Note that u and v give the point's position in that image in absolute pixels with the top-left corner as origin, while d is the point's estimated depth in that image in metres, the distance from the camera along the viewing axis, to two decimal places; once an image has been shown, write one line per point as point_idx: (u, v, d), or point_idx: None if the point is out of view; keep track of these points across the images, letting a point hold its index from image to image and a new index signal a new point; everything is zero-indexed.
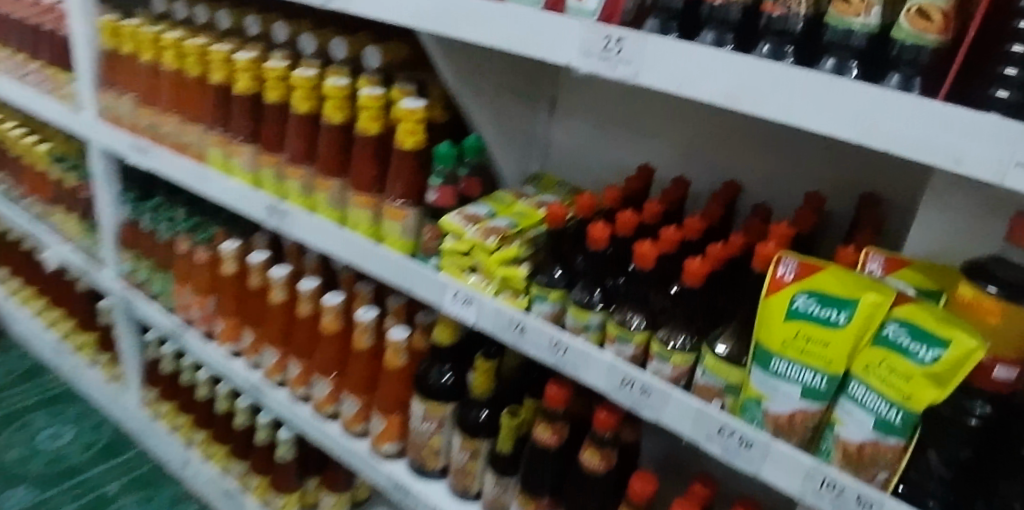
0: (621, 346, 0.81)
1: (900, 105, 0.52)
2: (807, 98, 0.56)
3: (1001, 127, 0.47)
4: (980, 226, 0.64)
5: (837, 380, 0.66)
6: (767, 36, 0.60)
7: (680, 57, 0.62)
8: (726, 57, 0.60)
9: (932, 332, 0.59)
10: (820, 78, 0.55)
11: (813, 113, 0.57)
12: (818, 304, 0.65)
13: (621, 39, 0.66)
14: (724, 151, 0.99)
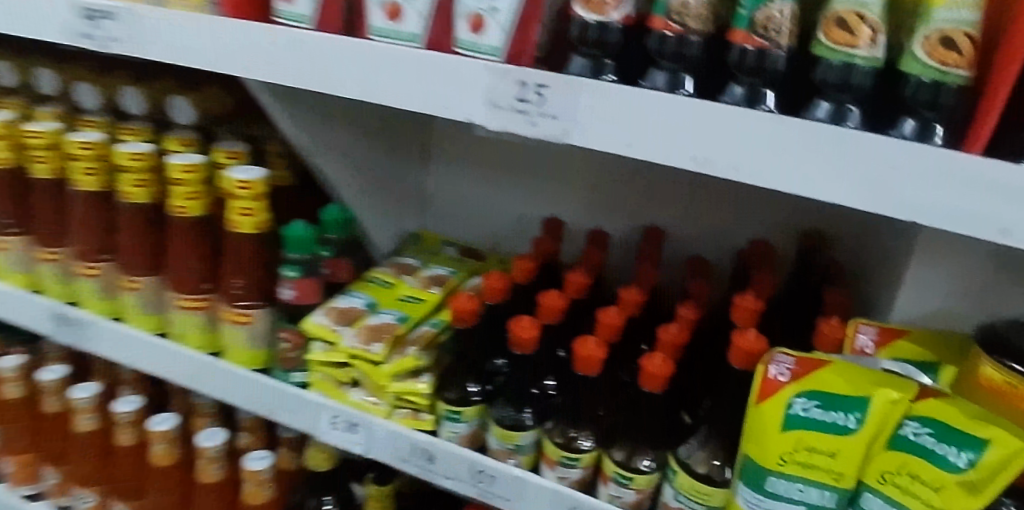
0: (565, 471, 0.63)
1: (924, 162, 0.39)
2: (803, 159, 0.43)
3: None
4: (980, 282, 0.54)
5: (848, 496, 0.52)
6: (738, 75, 0.46)
7: (626, 106, 0.46)
8: (684, 108, 0.45)
9: (963, 431, 0.47)
10: (814, 131, 0.41)
11: (811, 173, 0.43)
12: (821, 406, 0.51)
13: (541, 86, 0.48)
14: (639, 199, 0.86)
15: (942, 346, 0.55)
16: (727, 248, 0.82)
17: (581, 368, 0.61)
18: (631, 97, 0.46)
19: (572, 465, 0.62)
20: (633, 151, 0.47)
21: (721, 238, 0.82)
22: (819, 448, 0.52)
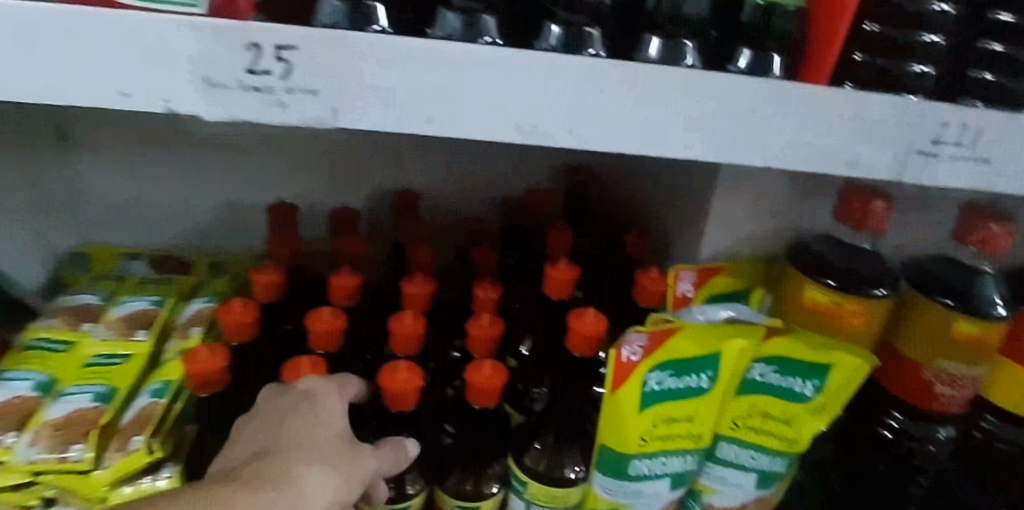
0: None
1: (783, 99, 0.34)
2: (651, 110, 0.34)
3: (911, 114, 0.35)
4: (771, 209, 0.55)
5: (705, 451, 0.51)
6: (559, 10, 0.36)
7: (414, 66, 0.30)
8: (494, 60, 0.31)
9: (810, 364, 0.47)
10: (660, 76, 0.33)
11: (658, 128, 0.34)
12: (675, 375, 0.47)
13: (283, 46, 0.29)
14: (381, 163, 0.69)
15: (744, 273, 0.56)
16: (488, 199, 0.73)
17: (394, 405, 0.44)
18: (438, 52, 0.30)
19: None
20: (437, 127, 0.32)
21: (480, 190, 0.72)
22: (678, 417, 0.48)
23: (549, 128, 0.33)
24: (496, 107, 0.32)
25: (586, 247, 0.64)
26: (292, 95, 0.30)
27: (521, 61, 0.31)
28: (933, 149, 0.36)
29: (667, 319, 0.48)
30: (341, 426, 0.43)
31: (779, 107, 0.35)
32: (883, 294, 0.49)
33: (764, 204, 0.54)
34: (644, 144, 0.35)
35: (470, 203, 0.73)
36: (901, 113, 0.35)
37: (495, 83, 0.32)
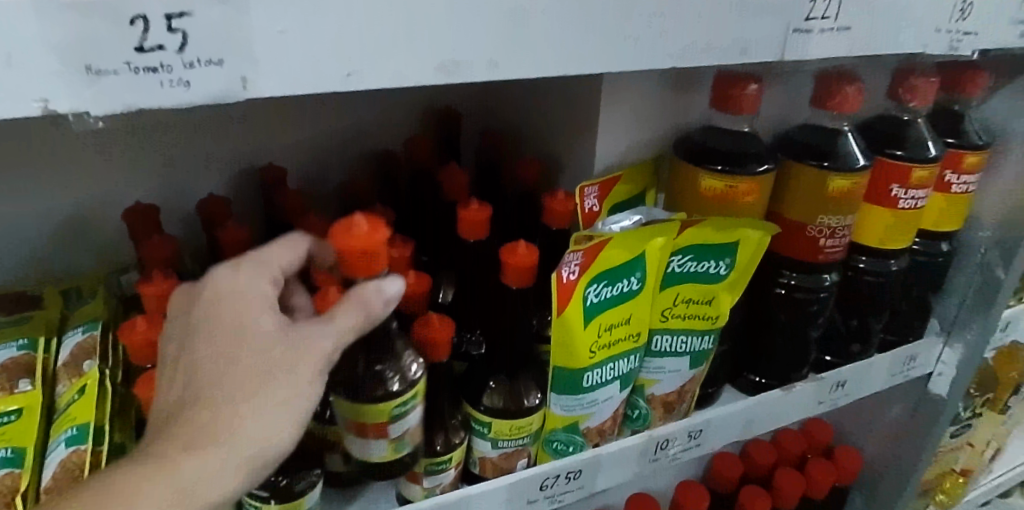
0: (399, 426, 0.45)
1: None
2: (572, 26, 0.36)
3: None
4: (650, 111, 0.58)
5: (644, 347, 0.54)
6: None
7: (331, 21, 0.29)
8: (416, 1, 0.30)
9: (719, 243, 0.52)
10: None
11: (580, 49, 0.37)
12: (608, 284, 0.49)
13: (183, 15, 0.25)
14: (234, 134, 0.60)
15: (638, 177, 0.59)
16: (360, 155, 0.67)
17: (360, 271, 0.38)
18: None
19: (407, 413, 0.45)
20: (358, 81, 0.31)
21: (351, 146, 0.66)
22: (618, 321, 0.51)
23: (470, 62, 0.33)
24: (426, 48, 0.32)
25: (481, 184, 0.62)
26: (193, 70, 0.26)
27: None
28: (806, 26, 0.46)
29: (590, 233, 0.49)
30: (264, 330, 0.35)
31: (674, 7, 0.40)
32: (767, 169, 0.54)
33: (648, 106, 0.57)
34: (565, 62, 0.37)
35: (342, 161, 0.66)
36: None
37: (421, 20, 0.31)
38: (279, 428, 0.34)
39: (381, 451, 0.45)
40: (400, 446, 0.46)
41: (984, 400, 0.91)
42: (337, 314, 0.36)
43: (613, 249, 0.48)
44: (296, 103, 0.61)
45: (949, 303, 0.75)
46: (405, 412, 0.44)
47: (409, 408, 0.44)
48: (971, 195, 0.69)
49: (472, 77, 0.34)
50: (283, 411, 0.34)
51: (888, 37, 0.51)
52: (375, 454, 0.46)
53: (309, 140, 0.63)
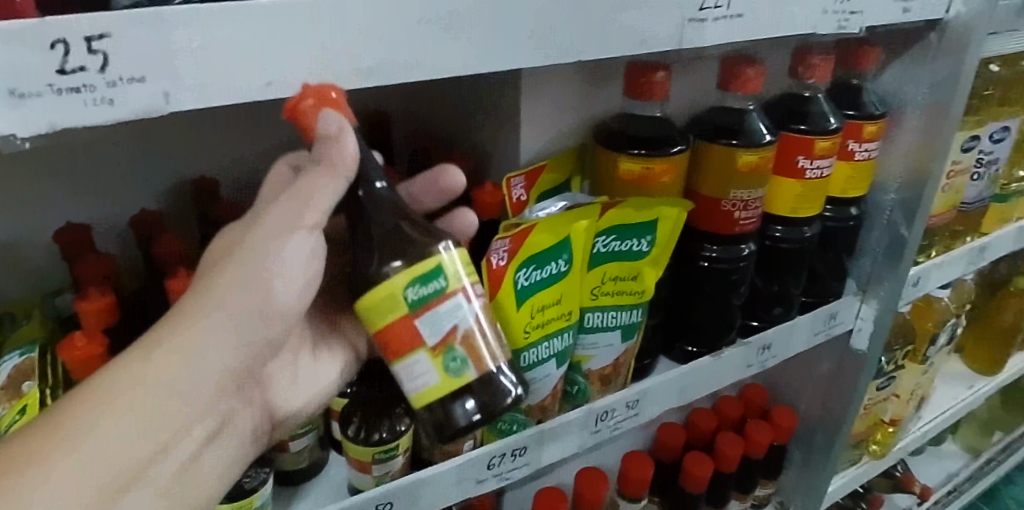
0: (445, 316, 0.39)
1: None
2: (476, 28, 0.39)
3: None
4: (566, 102, 0.61)
5: (576, 325, 0.58)
6: None
7: (248, 35, 0.31)
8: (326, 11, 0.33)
9: (639, 222, 0.56)
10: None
11: (484, 51, 0.40)
12: (536, 268, 0.52)
13: (104, 37, 0.26)
14: (163, 147, 0.60)
15: (562, 165, 0.62)
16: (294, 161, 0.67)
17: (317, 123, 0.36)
18: (272, 14, 0.31)
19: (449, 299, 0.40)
20: (279, 89, 0.33)
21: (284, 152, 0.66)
22: (549, 301, 0.54)
23: (383, 68, 0.36)
24: (341, 54, 0.34)
25: None
26: (117, 88, 0.28)
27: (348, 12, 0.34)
28: (700, 15, 0.49)
29: (516, 220, 0.52)
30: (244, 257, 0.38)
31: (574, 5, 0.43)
32: (680, 150, 0.58)
33: (565, 98, 0.60)
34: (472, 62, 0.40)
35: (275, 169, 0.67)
36: None
37: (332, 30, 0.33)
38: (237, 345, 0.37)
39: (431, 367, 0.40)
40: (450, 358, 0.40)
41: (905, 352, 0.98)
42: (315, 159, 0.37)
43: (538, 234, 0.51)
44: (223, 113, 0.61)
45: (863, 264, 0.81)
46: (432, 296, 0.39)
47: (434, 291, 0.39)
48: (874, 161, 0.74)
49: (387, 80, 0.37)
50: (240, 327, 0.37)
51: (777, 19, 0.54)
52: (429, 377, 0.40)
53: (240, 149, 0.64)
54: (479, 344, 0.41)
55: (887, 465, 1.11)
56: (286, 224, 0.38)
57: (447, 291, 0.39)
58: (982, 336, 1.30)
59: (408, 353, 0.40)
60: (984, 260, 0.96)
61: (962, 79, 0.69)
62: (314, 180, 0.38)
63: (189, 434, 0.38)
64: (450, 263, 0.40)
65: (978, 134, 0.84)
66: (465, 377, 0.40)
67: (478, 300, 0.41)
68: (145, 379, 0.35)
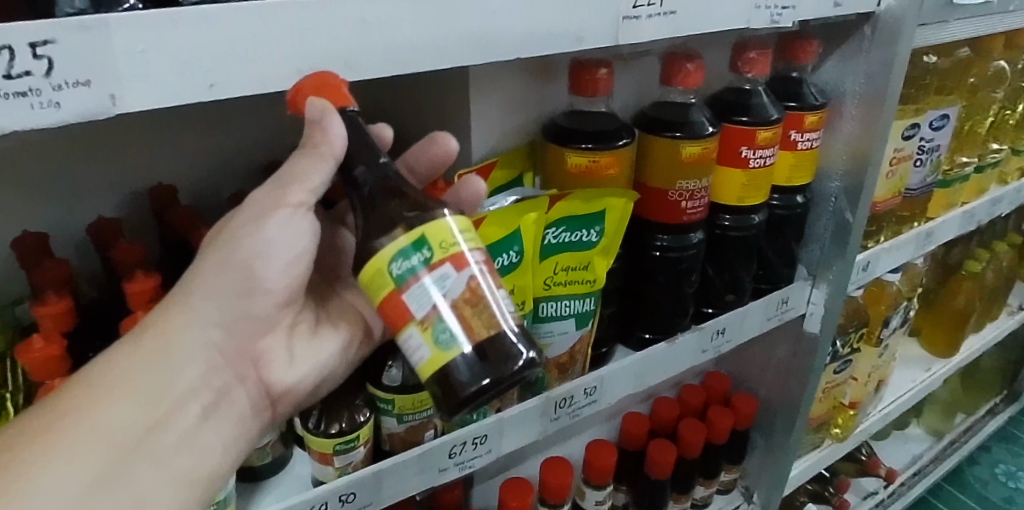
0: (434, 286, 0.38)
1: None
2: (411, 26, 0.41)
3: None
4: (513, 100, 0.63)
5: (531, 315, 0.60)
6: None
7: (191, 37, 0.32)
8: (266, 14, 0.34)
9: (587, 213, 0.58)
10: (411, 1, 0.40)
11: (421, 50, 0.42)
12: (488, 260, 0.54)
13: (50, 42, 0.28)
14: (120, 155, 0.60)
15: (513, 161, 0.64)
16: (251, 167, 0.68)
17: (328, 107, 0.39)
18: (215, 17, 0.32)
19: (436, 272, 0.38)
20: (222, 91, 0.34)
21: (240, 157, 0.67)
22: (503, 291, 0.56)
23: (325, 67, 0.37)
24: (281, 54, 0.36)
25: None
26: (62, 91, 0.29)
27: (292, 14, 0.35)
28: (634, 13, 0.52)
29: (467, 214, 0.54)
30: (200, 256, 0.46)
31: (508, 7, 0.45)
32: (625, 143, 0.60)
33: (512, 96, 0.63)
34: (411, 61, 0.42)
35: (232, 174, 0.67)
36: None
37: (273, 32, 0.35)
38: (196, 326, 0.45)
39: (422, 341, 0.39)
40: (439, 331, 0.38)
41: (860, 335, 1.01)
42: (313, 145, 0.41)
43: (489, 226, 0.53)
44: (176, 120, 0.62)
45: (812, 249, 0.84)
46: (414, 270, 0.38)
47: (420, 263, 0.38)
48: (816, 150, 0.78)
49: (328, 80, 0.38)
50: (200, 310, 0.45)
51: (710, 15, 0.57)
52: (422, 352, 0.39)
53: (196, 155, 0.64)
54: (470, 313, 0.39)
55: (849, 447, 1.14)
56: (257, 212, 0.44)
57: (433, 262, 0.39)
58: (937, 319, 1.34)
59: (402, 327, 0.39)
60: (931, 243, 1.00)
61: (896, 69, 0.72)
62: (303, 165, 0.42)
63: (184, 405, 0.44)
64: (435, 234, 0.39)
65: (917, 121, 0.88)
66: (457, 350, 0.38)
67: (472, 269, 0.39)
68: (127, 360, 0.42)
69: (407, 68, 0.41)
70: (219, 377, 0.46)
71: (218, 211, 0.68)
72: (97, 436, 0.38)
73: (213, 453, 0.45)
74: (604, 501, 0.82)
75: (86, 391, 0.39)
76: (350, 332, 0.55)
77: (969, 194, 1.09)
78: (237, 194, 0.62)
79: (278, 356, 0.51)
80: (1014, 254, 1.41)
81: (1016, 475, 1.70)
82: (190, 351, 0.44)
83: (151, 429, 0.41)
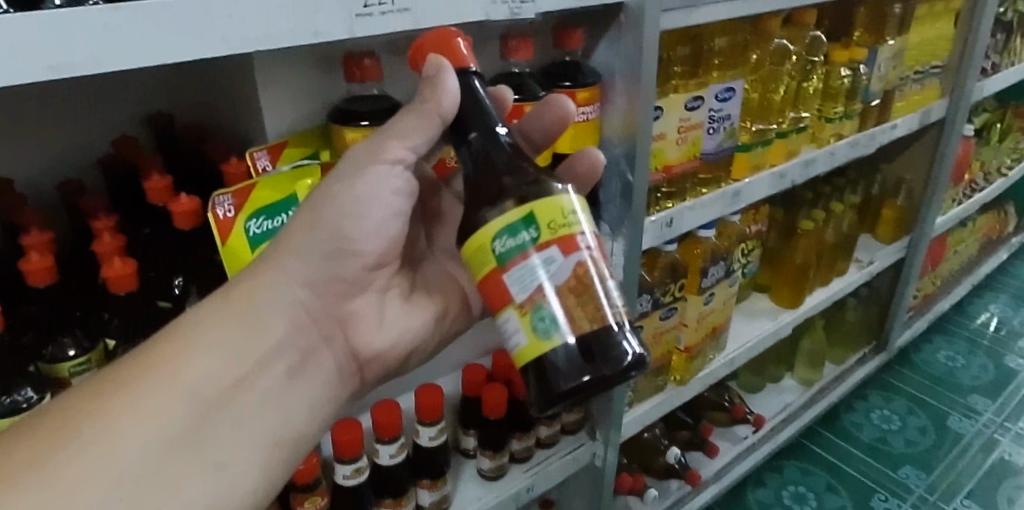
0: (543, 269, 0.52)
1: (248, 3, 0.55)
2: (147, 28, 0.50)
3: None
4: (300, 90, 0.75)
5: None
6: None
7: None
8: (10, 25, 0.44)
9: None
10: (151, 9, 0.50)
11: (168, 49, 0.52)
12: (268, 218, 0.70)
13: None
14: None
15: (307, 140, 0.76)
16: (88, 160, 0.81)
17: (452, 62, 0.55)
18: None
19: (549, 254, 0.52)
20: None
21: (74, 154, 0.80)
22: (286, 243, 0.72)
23: (75, 64, 0.48)
24: (33, 56, 0.46)
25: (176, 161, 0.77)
26: None
27: (33, 22, 0.45)
28: (366, 11, 0.63)
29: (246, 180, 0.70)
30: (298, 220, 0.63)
31: (245, 10, 0.55)
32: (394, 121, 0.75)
33: (297, 87, 0.75)
34: (161, 57, 0.52)
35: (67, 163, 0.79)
36: None
37: (21, 38, 0.45)
38: (279, 291, 0.61)
39: (522, 325, 0.53)
40: (541, 320, 0.52)
41: (680, 285, 1.16)
42: (427, 99, 0.55)
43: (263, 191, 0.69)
44: (10, 123, 0.74)
45: (609, 210, 0.98)
46: (519, 249, 0.52)
47: (523, 243, 0.52)
48: (595, 121, 0.91)
49: (77, 73, 0.48)
50: (281, 275, 0.61)
51: (445, 11, 0.69)
52: (521, 333, 0.53)
53: (30, 151, 0.77)
54: (571, 302, 0.53)
55: (693, 391, 1.28)
56: (358, 165, 0.62)
57: (538, 244, 0.52)
58: (782, 276, 1.49)
59: (506, 308, 0.53)
60: (740, 202, 1.13)
61: (646, 49, 0.84)
62: (417, 116, 0.58)
63: (270, 361, 0.59)
64: (542, 216, 0.52)
65: (700, 94, 1.01)
66: (552, 340, 0.53)
67: (573, 255, 0.53)
68: (229, 321, 0.58)
69: (156, 62, 0.52)
70: (305, 338, 0.63)
71: (54, 199, 0.80)
72: (195, 384, 0.53)
73: (290, 408, 0.60)
74: (437, 436, 0.95)
75: (194, 341, 0.55)
76: (430, 296, 0.75)
77: (777, 158, 1.22)
78: (68, 182, 0.75)
79: (369, 318, 0.69)
80: (851, 215, 1.58)
81: (890, 418, 1.84)
82: (278, 313, 0.61)
83: (242, 381, 0.56)
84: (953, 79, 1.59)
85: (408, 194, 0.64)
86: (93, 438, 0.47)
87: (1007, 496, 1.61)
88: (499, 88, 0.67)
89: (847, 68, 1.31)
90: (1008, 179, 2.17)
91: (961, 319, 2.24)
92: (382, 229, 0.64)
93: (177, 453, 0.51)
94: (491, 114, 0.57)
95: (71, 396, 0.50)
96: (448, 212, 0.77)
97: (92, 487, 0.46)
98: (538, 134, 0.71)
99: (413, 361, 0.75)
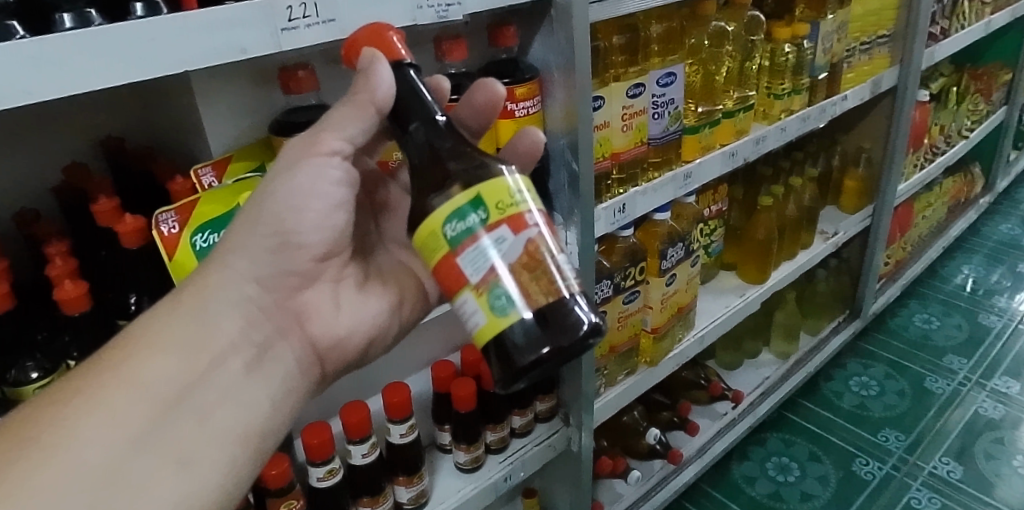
0: (494, 250, 0.53)
1: (171, 27, 0.57)
2: (77, 57, 0.52)
3: (254, 10, 0.62)
4: (234, 106, 0.78)
5: None
6: None
7: None
8: None
9: None
10: (76, 36, 0.52)
11: (96, 75, 0.54)
12: (214, 232, 0.72)
13: None
14: None
15: (253, 154, 0.78)
16: (41, 190, 0.83)
17: (387, 54, 0.58)
18: None
19: (500, 234, 0.53)
20: None
21: (25, 185, 0.82)
22: None
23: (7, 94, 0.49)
24: None
25: (125, 184, 0.79)
26: None
27: None
28: (292, 24, 0.65)
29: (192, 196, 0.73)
30: (252, 221, 0.65)
31: (168, 33, 0.57)
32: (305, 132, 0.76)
33: (234, 99, 0.77)
34: (89, 84, 0.54)
35: (22, 195, 0.82)
36: (248, 11, 0.61)
37: None
38: (226, 290, 0.63)
39: (478, 306, 0.54)
40: (496, 299, 0.53)
41: (641, 269, 1.20)
42: (359, 89, 0.58)
43: (206, 205, 0.72)
44: None
45: (561, 198, 1.00)
46: (468, 232, 0.54)
47: (469, 228, 0.54)
48: (536, 115, 0.94)
49: (9, 104, 0.50)
50: (228, 277, 0.64)
51: (373, 16, 0.71)
52: (478, 315, 0.54)
53: None
54: (526, 278, 0.54)
55: (666, 369, 1.31)
56: (292, 160, 0.64)
57: (488, 225, 0.53)
58: (747, 253, 1.53)
59: (459, 294, 0.55)
60: (693, 183, 1.15)
61: (576, 40, 0.86)
62: (343, 112, 0.61)
63: (227, 356, 0.62)
64: (489, 197, 0.54)
65: (641, 81, 1.04)
66: (509, 317, 0.53)
67: (523, 233, 0.54)
68: (179, 323, 0.60)
69: (83, 87, 0.53)
70: (256, 335, 0.65)
71: (9, 231, 0.82)
72: (149, 381, 0.56)
73: (252, 401, 0.63)
74: (408, 433, 0.97)
75: (145, 343, 0.58)
76: (384, 285, 0.77)
77: (727, 137, 1.24)
78: (23, 212, 0.77)
79: (319, 306, 0.71)
80: (813, 187, 1.62)
81: (868, 384, 1.87)
82: (227, 314, 0.63)
83: (198, 380, 0.59)
84: (902, 47, 1.61)
85: (349, 185, 0.66)
86: (56, 435, 0.51)
87: (985, 451, 1.63)
88: (436, 79, 0.70)
89: (791, 44, 1.34)
90: (969, 141, 2.21)
91: (937, 283, 2.28)
92: (326, 221, 0.67)
93: (138, 453, 0.53)
94: (428, 100, 0.60)
95: (31, 407, 0.53)
96: (395, 203, 0.80)
97: (55, 489, 0.48)
98: (474, 121, 0.74)
99: (372, 351, 0.77)
